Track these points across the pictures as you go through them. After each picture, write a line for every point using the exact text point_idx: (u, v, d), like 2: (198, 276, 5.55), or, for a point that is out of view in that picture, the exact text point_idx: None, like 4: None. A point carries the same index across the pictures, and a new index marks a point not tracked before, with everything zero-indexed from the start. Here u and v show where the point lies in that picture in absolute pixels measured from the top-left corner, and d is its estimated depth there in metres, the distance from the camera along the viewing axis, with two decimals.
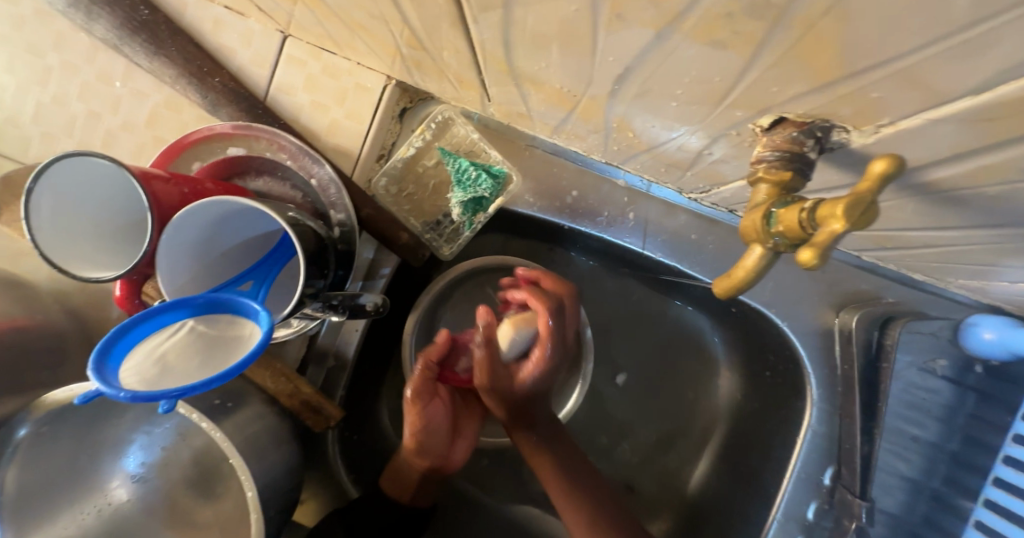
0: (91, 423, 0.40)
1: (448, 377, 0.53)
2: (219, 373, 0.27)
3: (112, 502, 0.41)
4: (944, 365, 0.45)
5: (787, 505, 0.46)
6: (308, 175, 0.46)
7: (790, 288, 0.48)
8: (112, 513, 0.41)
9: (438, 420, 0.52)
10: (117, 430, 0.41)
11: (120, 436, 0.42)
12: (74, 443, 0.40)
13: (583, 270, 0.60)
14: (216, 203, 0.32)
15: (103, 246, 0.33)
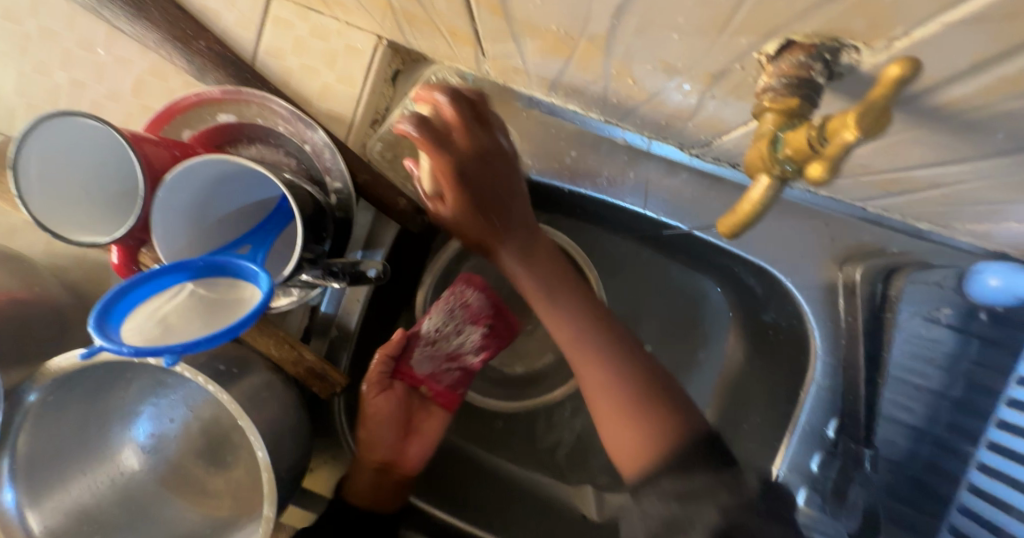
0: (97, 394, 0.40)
1: (404, 371, 0.53)
2: (223, 329, 0.27)
3: (122, 471, 0.42)
4: (949, 313, 0.45)
5: (792, 457, 0.47)
6: (302, 140, 0.45)
7: (795, 243, 0.47)
8: (124, 481, 0.42)
9: (391, 413, 0.52)
10: (124, 401, 0.42)
11: (128, 407, 0.42)
12: (82, 412, 0.39)
13: (584, 236, 0.60)
14: (211, 163, 0.32)
15: (94, 213, 0.33)
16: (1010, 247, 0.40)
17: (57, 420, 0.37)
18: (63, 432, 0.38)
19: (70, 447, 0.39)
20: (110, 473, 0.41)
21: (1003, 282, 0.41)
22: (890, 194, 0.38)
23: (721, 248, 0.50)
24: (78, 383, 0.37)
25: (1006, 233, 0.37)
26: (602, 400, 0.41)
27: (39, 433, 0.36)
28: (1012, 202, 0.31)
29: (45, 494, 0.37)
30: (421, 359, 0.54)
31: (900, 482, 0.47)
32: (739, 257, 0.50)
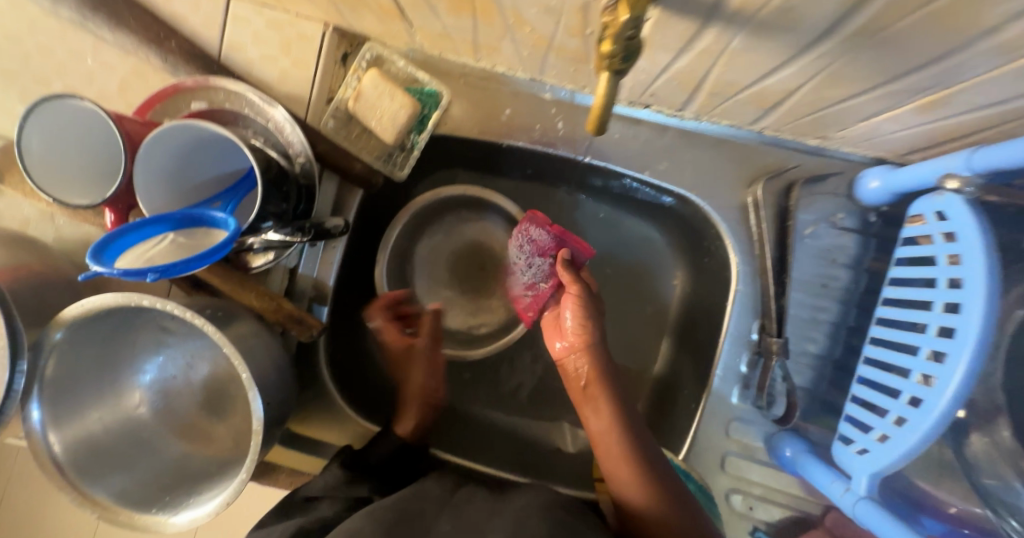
0: (110, 340, 0.48)
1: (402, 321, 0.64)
2: (195, 256, 0.34)
3: (124, 406, 0.50)
4: (844, 218, 0.51)
5: (724, 361, 0.53)
6: (266, 119, 0.51)
7: (709, 171, 0.53)
8: (125, 414, 0.50)
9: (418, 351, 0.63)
10: (134, 349, 0.51)
11: (133, 354, 0.51)
12: (97, 355, 0.47)
13: (535, 193, 0.67)
14: (181, 130, 0.38)
15: (87, 181, 0.40)
16: (883, 147, 0.46)
17: (79, 357, 0.45)
18: (82, 368, 0.46)
19: (86, 381, 0.47)
20: (115, 407, 0.49)
21: (881, 182, 0.46)
22: (770, 111, 0.44)
23: (647, 182, 0.56)
24: (93, 329, 0.44)
25: (871, 133, 0.43)
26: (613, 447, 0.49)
27: (63, 365, 0.44)
28: (849, 97, 0.36)
29: (65, 418, 0.45)
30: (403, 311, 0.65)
31: (823, 373, 0.52)
32: (664, 190, 0.56)
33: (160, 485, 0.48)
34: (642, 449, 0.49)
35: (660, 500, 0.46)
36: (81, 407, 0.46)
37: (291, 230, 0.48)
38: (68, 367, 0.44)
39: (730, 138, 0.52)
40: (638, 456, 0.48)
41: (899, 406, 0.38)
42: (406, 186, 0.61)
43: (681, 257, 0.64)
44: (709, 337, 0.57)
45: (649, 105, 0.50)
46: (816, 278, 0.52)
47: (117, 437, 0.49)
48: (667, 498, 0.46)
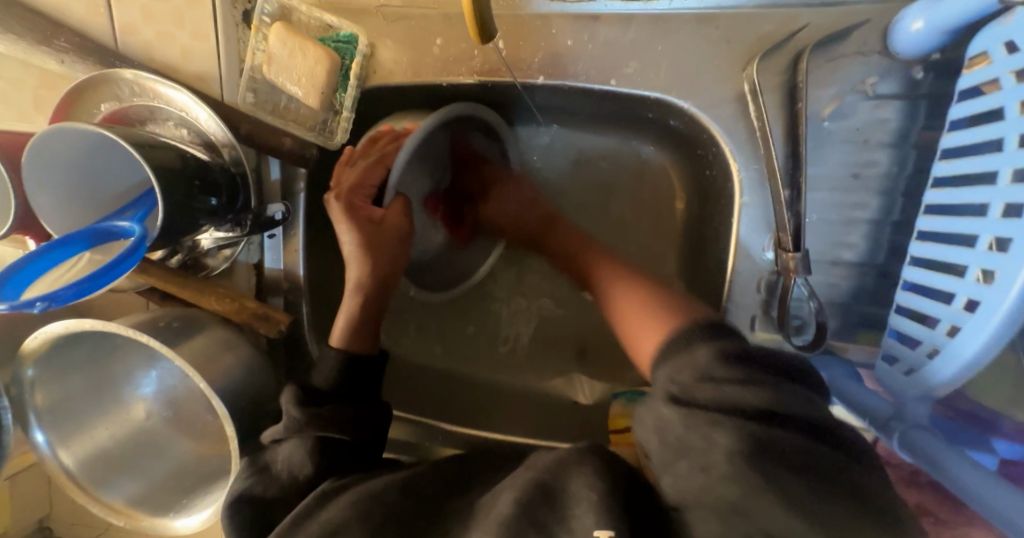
0: (92, 361, 0.48)
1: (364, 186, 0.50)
2: (96, 277, 0.32)
3: (130, 417, 0.52)
4: (879, 82, 0.39)
5: (737, 288, 0.45)
6: (176, 106, 0.46)
7: (690, 60, 0.42)
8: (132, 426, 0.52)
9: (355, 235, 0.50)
10: (126, 364, 0.52)
11: (126, 369, 0.52)
12: (85, 376, 0.48)
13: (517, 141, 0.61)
14: (59, 139, 0.34)
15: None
16: None
17: (63, 381, 0.46)
18: (73, 390, 0.47)
19: (82, 402, 0.48)
20: (121, 419, 0.51)
21: (926, 22, 0.34)
22: None
23: (616, 93, 0.46)
24: (70, 356, 0.45)
25: None
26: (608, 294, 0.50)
27: (50, 393, 0.45)
28: None
29: (72, 438, 0.47)
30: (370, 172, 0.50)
31: (864, 284, 0.43)
32: (642, 99, 0.45)
33: (178, 488, 0.50)
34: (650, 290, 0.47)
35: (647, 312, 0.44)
36: (86, 425, 0.48)
37: (229, 224, 0.46)
38: (55, 392, 0.45)
39: (714, 10, 0.40)
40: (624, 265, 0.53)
41: (952, 314, 0.29)
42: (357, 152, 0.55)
43: (685, 176, 0.55)
44: (718, 263, 0.48)
45: None
46: (845, 170, 0.41)
47: (129, 448, 0.51)
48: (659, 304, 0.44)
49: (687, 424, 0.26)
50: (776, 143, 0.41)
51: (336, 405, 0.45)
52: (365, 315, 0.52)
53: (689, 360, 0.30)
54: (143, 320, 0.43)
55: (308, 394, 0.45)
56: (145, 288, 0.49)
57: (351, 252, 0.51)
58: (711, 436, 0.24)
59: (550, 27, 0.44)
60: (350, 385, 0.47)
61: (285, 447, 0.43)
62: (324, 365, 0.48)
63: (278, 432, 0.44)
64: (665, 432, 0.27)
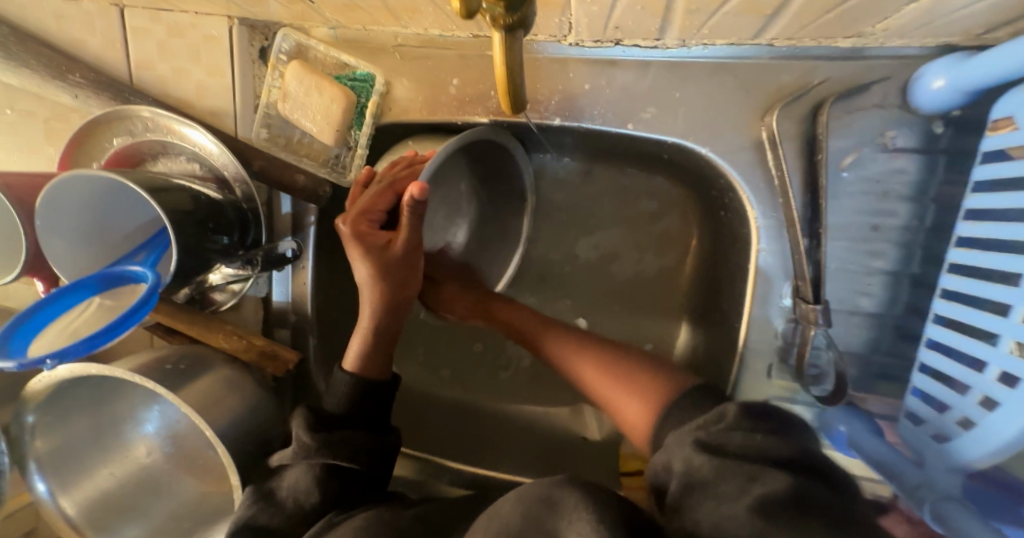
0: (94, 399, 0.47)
1: (374, 210, 0.45)
2: (104, 330, 0.31)
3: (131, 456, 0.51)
4: (898, 135, 0.39)
5: (754, 334, 0.45)
6: (188, 143, 0.45)
7: (707, 107, 0.42)
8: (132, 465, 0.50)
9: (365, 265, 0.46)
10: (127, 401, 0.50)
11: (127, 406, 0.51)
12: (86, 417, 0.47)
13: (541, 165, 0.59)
14: (73, 182, 0.34)
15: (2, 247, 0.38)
16: (944, 32, 0.34)
17: (63, 423, 0.45)
18: (73, 431, 0.46)
19: (82, 442, 0.47)
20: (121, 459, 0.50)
21: (948, 82, 0.34)
22: (773, 17, 0.33)
23: (633, 136, 0.46)
24: (70, 397, 0.44)
25: (930, 14, 0.30)
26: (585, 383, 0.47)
27: (50, 435, 0.44)
28: None
29: (71, 481, 0.45)
30: (382, 196, 0.45)
31: (883, 333, 0.43)
32: (659, 142, 0.45)
33: (178, 531, 0.48)
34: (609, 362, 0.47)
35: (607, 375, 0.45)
36: (85, 467, 0.47)
37: (240, 262, 0.46)
38: (55, 435, 0.44)
39: (732, 59, 0.41)
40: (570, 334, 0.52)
41: (984, 383, 0.29)
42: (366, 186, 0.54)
43: (698, 215, 0.54)
44: (733, 305, 0.48)
45: (619, 40, 0.41)
46: (864, 220, 0.41)
47: (128, 489, 0.49)
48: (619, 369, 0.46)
49: (717, 470, 0.24)
50: (795, 192, 0.41)
51: (349, 431, 0.44)
52: (377, 344, 0.49)
53: (714, 417, 0.30)
54: (149, 361, 0.42)
55: (320, 418, 0.44)
56: (151, 323, 0.48)
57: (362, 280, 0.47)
58: (747, 487, 0.22)
59: (569, 71, 0.44)
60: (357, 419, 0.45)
61: (293, 470, 0.42)
62: (336, 390, 0.46)
63: (285, 457, 0.43)
64: (687, 473, 0.26)
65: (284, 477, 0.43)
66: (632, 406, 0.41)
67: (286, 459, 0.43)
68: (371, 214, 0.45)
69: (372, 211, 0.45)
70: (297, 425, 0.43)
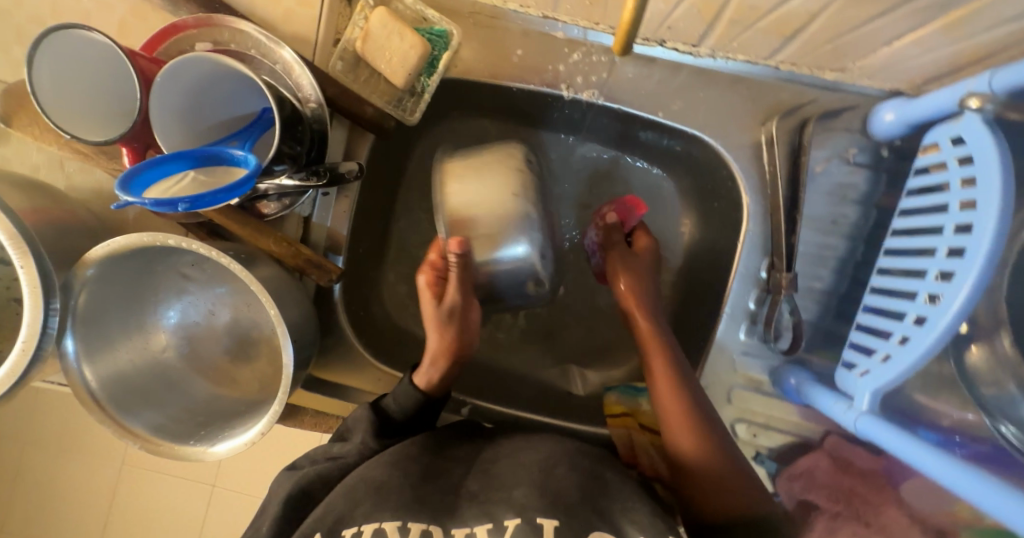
0: (133, 279, 0.48)
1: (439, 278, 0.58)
2: (222, 189, 0.35)
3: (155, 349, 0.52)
4: (856, 153, 0.51)
5: (733, 299, 0.55)
6: (273, 60, 0.49)
7: (723, 110, 0.52)
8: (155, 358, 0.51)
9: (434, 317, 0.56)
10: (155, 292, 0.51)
11: (154, 297, 0.51)
12: (122, 295, 0.47)
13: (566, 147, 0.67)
14: (191, 64, 0.37)
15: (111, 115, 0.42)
16: (899, 76, 0.46)
17: (106, 292, 0.45)
18: (110, 302, 0.46)
19: (114, 319, 0.47)
20: (146, 350, 0.51)
21: (897, 115, 0.46)
22: (790, 40, 0.43)
23: (660, 124, 0.55)
24: (121, 266, 0.44)
25: (897, 59, 0.42)
26: (668, 395, 0.48)
27: (96, 297, 0.43)
28: (879, 15, 0.36)
29: (101, 352, 0.45)
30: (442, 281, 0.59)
31: (828, 307, 0.54)
32: (677, 132, 0.55)
33: (194, 421, 0.49)
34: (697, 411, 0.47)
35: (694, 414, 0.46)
36: (112, 343, 0.47)
37: (304, 173, 0.49)
38: (98, 300, 0.44)
39: (747, 75, 0.51)
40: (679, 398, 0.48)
41: (904, 327, 0.39)
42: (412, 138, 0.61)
43: (691, 206, 0.64)
44: (718, 279, 0.58)
45: (664, 41, 0.50)
46: (826, 216, 0.53)
47: (149, 378, 0.50)
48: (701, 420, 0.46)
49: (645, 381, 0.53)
50: (781, 186, 0.51)
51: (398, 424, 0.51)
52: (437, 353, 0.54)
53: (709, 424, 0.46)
54: None
55: (380, 419, 0.51)
56: (199, 220, 0.50)
57: (434, 322, 0.56)
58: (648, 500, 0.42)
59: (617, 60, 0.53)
60: (422, 415, 0.52)
61: (350, 445, 0.48)
62: (399, 396, 0.51)
63: (349, 444, 0.49)
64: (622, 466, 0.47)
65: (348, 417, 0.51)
66: (727, 496, 0.43)
67: (387, 398, 0.52)
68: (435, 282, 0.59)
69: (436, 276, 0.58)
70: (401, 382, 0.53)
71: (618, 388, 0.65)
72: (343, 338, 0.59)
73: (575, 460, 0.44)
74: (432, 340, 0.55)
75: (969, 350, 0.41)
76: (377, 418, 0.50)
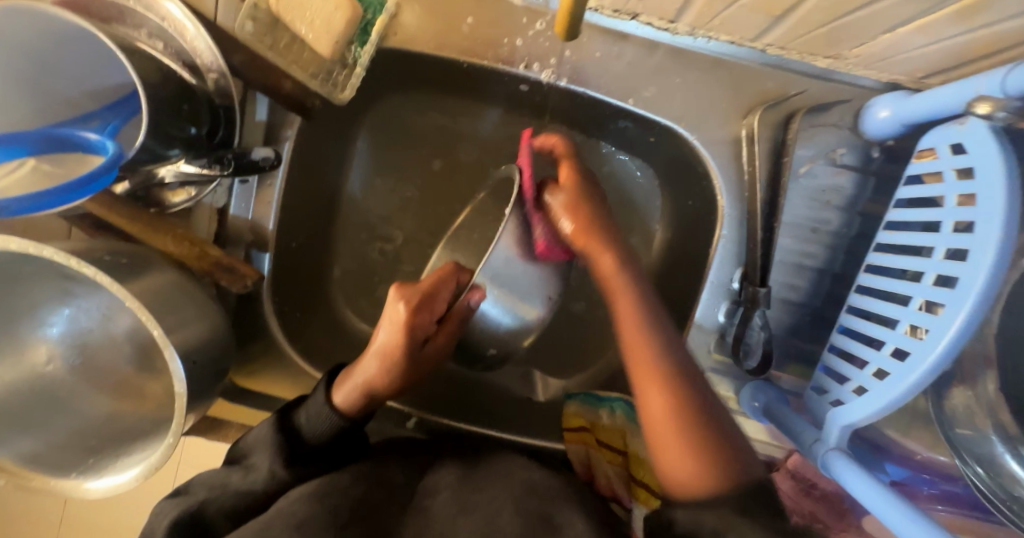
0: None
1: (430, 303, 0.42)
2: (73, 185, 0.29)
3: (33, 363, 0.44)
4: (844, 154, 0.46)
5: (703, 310, 0.50)
6: (160, 17, 0.39)
7: (701, 99, 0.46)
8: (33, 373, 0.44)
9: (390, 349, 0.42)
10: (29, 297, 0.43)
11: (29, 304, 0.44)
12: None
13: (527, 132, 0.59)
14: (10, 15, 0.30)
15: None
16: (899, 68, 0.40)
17: None
18: None
19: None
20: (20, 365, 0.43)
21: (891, 112, 0.41)
22: (778, 21, 0.37)
23: (631, 112, 0.48)
24: None
25: (901, 47, 0.36)
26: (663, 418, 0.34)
27: None
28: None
29: None
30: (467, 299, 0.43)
31: (801, 321, 0.50)
32: (650, 122, 0.49)
33: (83, 446, 0.43)
34: (695, 398, 0.35)
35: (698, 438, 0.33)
36: None
37: (206, 161, 0.41)
38: None
39: (730, 59, 0.45)
40: (680, 382, 0.36)
41: (882, 359, 0.35)
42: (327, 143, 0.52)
43: (665, 201, 0.58)
44: (688, 286, 0.53)
45: (636, 15, 0.43)
46: (808, 221, 0.48)
47: (25, 399, 0.43)
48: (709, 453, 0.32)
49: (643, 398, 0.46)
50: (760, 188, 0.46)
51: (316, 457, 0.40)
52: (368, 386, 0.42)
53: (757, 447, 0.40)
54: (81, 250, 0.37)
55: (293, 446, 0.39)
56: (78, 213, 0.42)
57: (386, 349, 0.42)
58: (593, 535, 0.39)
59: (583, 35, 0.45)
60: (344, 442, 0.41)
61: (256, 460, 0.39)
62: (313, 415, 0.40)
63: (251, 473, 0.38)
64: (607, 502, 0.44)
65: (248, 435, 0.41)
66: (686, 465, 0.32)
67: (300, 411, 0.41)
68: (422, 307, 0.42)
69: (417, 300, 0.42)
70: (319, 392, 0.41)
71: (579, 395, 0.59)
72: (271, 346, 0.53)
73: (521, 500, 0.37)
74: (370, 365, 0.42)
75: (951, 394, 0.37)
76: (282, 437, 0.39)
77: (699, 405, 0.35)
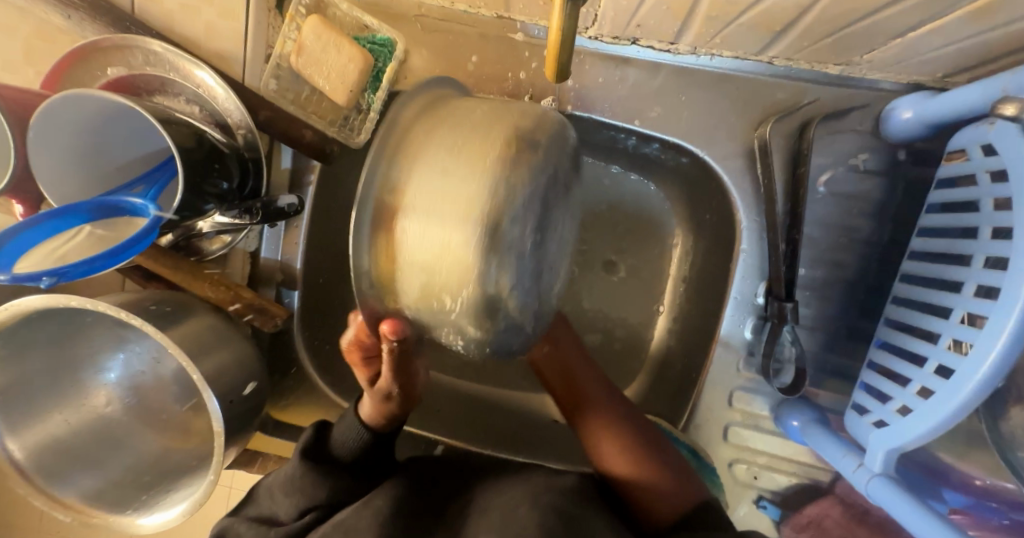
0: (56, 335, 0.43)
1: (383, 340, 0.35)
2: (122, 247, 0.32)
3: (92, 405, 0.48)
4: (867, 159, 0.45)
5: (728, 324, 0.48)
6: (195, 84, 0.43)
7: (708, 114, 0.46)
8: (92, 414, 0.48)
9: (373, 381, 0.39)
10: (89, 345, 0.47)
11: (89, 352, 0.48)
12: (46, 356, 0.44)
13: None
14: (65, 104, 0.33)
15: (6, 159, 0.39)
16: (916, 69, 0.39)
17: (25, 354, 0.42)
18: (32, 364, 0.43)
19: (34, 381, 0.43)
20: (83, 407, 0.47)
21: (915, 114, 0.39)
22: (780, 34, 0.37)
23: (640, 133, 0.48)
24: (36, 327, 0.41)
25: (916, 50, 0.35)
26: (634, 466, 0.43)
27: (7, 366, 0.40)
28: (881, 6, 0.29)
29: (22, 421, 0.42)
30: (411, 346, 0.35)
31: (836, 334, 0.48)
32: (660, 141, 0.48)
33: (137, 483, 0.46)
34: (643, 438, 0.45)
35: (654, 464, 0.42)
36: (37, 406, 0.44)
37: (238, 211, 0.43)
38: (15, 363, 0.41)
39: (735, 71, 0.45)
40: (632, 421, 0.46)
41: (924, 376, 0.33)
42: (342, 172, 0.55)
43: (683, 217, 0.57)
44: (715, 302, 0.51)
45: (636, 39, 0.44)
46: (833, 230, 0.46)
47: (86, 439, 0.46)
48: (667, 474, 0.42)
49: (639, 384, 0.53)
50: (779, 200, 0.45)
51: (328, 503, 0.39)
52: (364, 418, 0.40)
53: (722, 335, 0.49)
54: (129, 301, 0.40)
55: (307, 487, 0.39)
56: (129, 266, 0.46)
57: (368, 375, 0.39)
58: None
59: (585, 62, 0.46)
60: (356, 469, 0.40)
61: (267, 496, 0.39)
62: (337, 437, 0.40)
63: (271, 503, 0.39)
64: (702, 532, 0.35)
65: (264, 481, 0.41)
66: (662, 505, 0.40)
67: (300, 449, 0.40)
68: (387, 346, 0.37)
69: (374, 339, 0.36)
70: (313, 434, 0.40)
71: None
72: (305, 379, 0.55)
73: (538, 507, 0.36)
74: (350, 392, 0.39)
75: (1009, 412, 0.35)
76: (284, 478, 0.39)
77: (646, 444, 0.44)
